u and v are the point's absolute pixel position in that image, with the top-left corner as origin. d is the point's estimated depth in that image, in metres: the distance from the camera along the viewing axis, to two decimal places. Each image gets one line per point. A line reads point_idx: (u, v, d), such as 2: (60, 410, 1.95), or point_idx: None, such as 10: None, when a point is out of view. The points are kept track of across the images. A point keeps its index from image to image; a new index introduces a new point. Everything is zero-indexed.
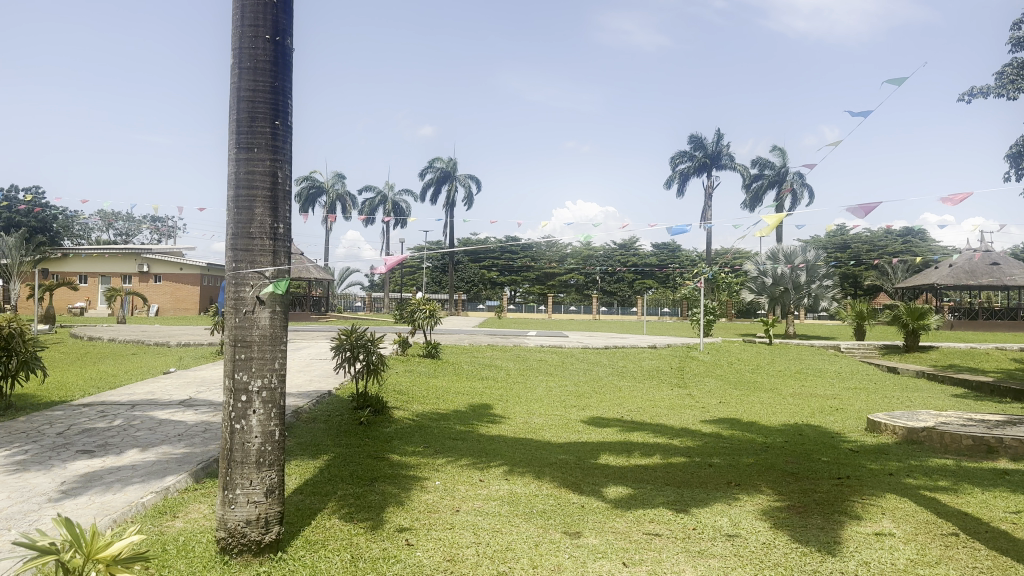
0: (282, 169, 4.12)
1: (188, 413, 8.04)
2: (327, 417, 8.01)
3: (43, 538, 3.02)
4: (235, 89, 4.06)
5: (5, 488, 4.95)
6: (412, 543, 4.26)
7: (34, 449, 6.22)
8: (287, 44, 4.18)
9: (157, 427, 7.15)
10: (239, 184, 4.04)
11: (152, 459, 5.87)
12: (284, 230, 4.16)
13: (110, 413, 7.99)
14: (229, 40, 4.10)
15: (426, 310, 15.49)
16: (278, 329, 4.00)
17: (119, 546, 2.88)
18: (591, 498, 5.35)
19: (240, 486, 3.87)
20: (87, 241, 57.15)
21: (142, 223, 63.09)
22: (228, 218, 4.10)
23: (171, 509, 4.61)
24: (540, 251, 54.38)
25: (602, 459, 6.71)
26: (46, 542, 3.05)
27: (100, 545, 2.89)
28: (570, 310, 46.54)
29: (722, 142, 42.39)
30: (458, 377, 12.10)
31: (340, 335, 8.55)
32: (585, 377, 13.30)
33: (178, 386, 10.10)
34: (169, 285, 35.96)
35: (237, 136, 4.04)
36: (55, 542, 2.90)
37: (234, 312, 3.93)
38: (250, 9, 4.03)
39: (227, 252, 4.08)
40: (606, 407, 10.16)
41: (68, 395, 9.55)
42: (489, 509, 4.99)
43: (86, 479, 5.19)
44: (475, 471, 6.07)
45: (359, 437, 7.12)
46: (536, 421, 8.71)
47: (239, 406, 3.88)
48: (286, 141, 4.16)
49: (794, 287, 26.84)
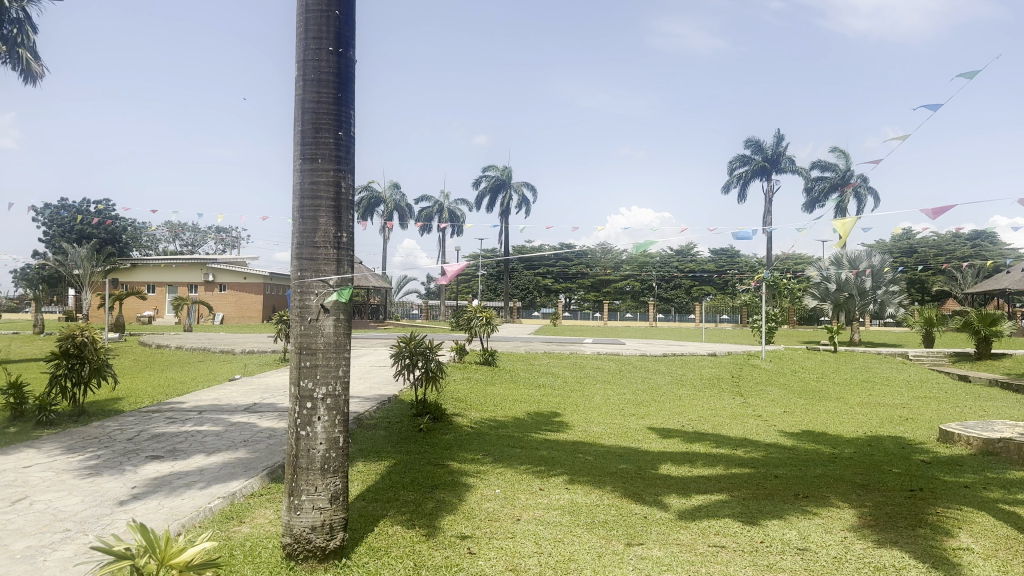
0: (346, 179, 4.16)
1: (254, 418, 8.24)
2: (388, 423, 8.10)
3: (118, 543, 3.08)
4: (300, 101, 4.12)
5: (80, 491, 5.15)
6: (474, 551, 4.25)
7: (106, 453, 6.45)
8: (350, 56, 4.22)
9: (224, 433, 7.33)
10: (303, 194, 4.10)
11: (218, 463, 6.03)
12: (348, 239, 4.20)
13: (180, 419, 8.24)
14: (294, 53, 4.17)
15: (482, 318, 15.52)
16: (342, 336, 4.04)
17: (192, 553, 2.92)
18: (654, 509, 5.26)
19: (306, 491, 3.91)
20: (156, 251, 59.38)
21: (207, 233, 65.22)
22: (293, 227, 4.16)
23: (237, 514, 4.70)
24: (594, 258, 54.13)
25: (663, 469, 6.60)
26: (124, 547, 3.13)
27: (173, 551, 2.93)
28: (626, 317, 46.20)
29: (782, 144, 41.50)
30: (516, 385, 12.12)
31: (400, 342, 8.64)
32: (643, 384, 13.18)
33: (243, 392, 10.35)
34: (232, 294, 36.92)
35: (302, 147, 4.11)
36: (130, 547, 2.95)
37: (299, 319, 3.99)
38: (313, 20, 4.09)
39: (292, 260, 4.15)
40: (665, 416, 9.99)
41: (139, 401, 9.90)
42: (550, 518, 4.95)
43: (155, 483, 5.34)
44: (536, 479, 6.02)
45: (419, 443, 7.18)
46: (595, 429, 8.66)
47: (304, 412, 3.93)
48: (349, 151, 4.20)
49: (859, 293, 26.03)
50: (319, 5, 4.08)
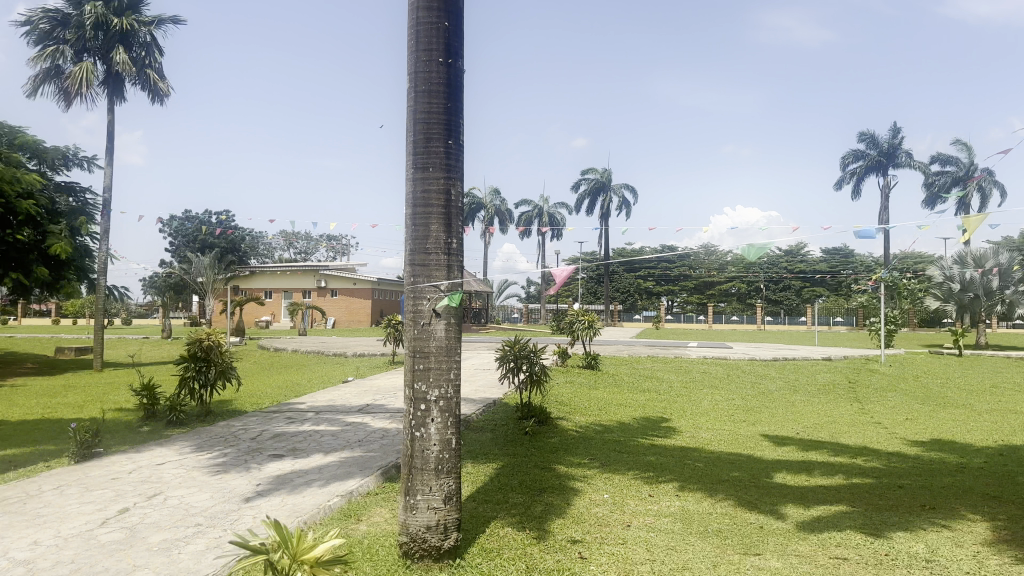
0: (455, 187, 4.25)
1: (367, 419, 8.52)
2: (494, 426, 8.20)
3: (252, 539, 3.24)
4: (412, 112, 4.24)
5: (210, 488, 5.47)
6: (586, 556, 4.23)
7: (232, 452, 6.83)
8: (459, 65, 4.30)
9: (339, 433, 7.61)
10: (416, 202, 4.21)
11: (334, 462, 6.27)
12: (458, 245, 4.28)
13: (298, 419, 8.62)
14: (406, 66, 4.29)
15: (584, 321, 15.47)
16: (453, 340, 4.12)
17: (321, 549, 3.05)
18: (770, 518, 5.09)
19: (421, 491, 4.00)
20: (271, 259, 62.54)
21: (318, 241, 68.10)
22: (406, 234, 4.28)
23: (355, 512, 4.86)
24: (697, 260, 53.00)
25: (777, 477, 6.38)
26: (256, 542, 3.30)
27: (305, 547, 3.07)
28: (731, 319, 44.99)
29: (898, 138, 39.37)
30: (621, 389, 12.01)
31: (504, 346, 8.74)
32: (753, 390, 12.79)
33: (355, 394, 10.73)
34: (343, 299, 38.36)
35: (414, 156, 4.22)
36: (264, 543, 3.11)
37: (412, 324, 4.10)
38: (424, 33, 4.20)
39: (405, 266, 4.27)
40: (777, 422, 9.65)
41: (261, 402, 10.43)
42: (661, 525, 4.87)
43: (277, 481, 5.61)
44: (645, 485, 5.95)
45: (526, 446, 7.22)
46: (704, 435, 8.46)
47: (419, 414, 4.03)
48: (458, 158, 4.28)
49: (987, 293, 24.35)
50: (429, 18, 4.19)
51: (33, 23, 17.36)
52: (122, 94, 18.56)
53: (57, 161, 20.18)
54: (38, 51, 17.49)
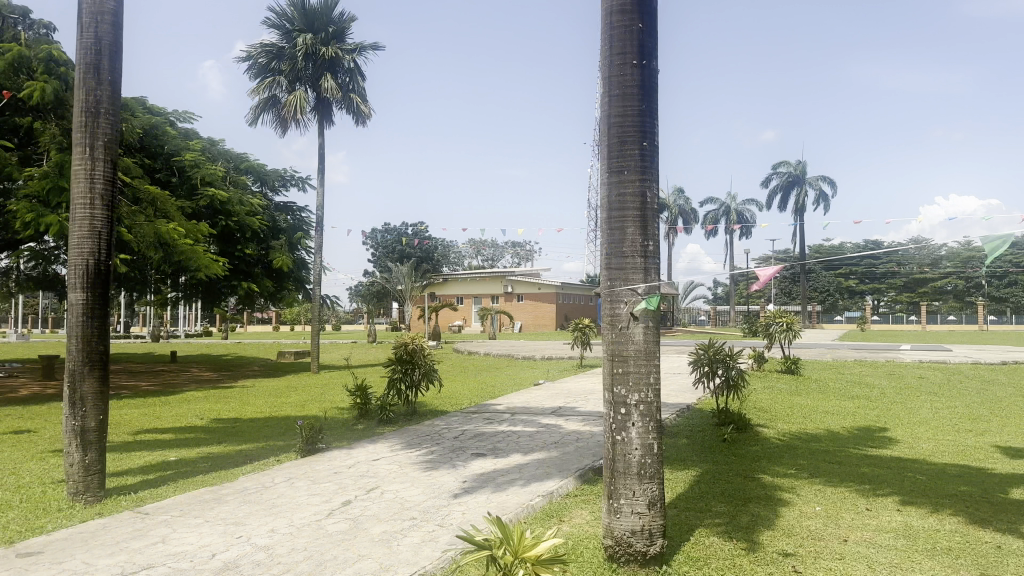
0: (651, 189, 4.21)
1: (562, 421, 8.65)
2: (691, 432, 8.01)
3: (475, 535, 3.41)
4: (607, 116, 4.28)
5: (421, 483, 5.83)
6: (801, 571, 4.01)
7: (438, 449, 7.22)
8: (653, 66, 4.27)
9: (536, 434, 7.79)
10: (612, 206, 4.23)
11: (533, 462, 6.43)
12: (655, 247, 4.24)
13: (496, 419, 8.94)
14: (600, 71, 4.34)
15: (782, 323, 14.69)
16: (653, 343, 4.09)
17: (541, 548, 3.14)
18: (1011, 539, 4.55)
19: (625, 495, 4.01)
20: (461, 266, 65.52)
21: (505, 248, 70.38)
22: (603, 238, 4.32)
23: (557, 513, 4.95)
24: (906, 255, 48.61)
25: (1018, 494, 5.68)
26: (479, 538, 3.46)
27: (525, 545, 3.18)
28: (948, 320, 40.80)
29: None
30: (826, 395, 11.28)
31: (698, 350, 8.53)
32: (982, 397, 11.50)
33: (549, 396, 10.94)
34: (530, 304, 39.31)
35: (609, 160, 4.25)
36: (486, 541, 3.26)
37: (611, 328, 4.13)
38: (618, 37, 4.22)
39: (603, 270, 4.31)
40: (1014, 434, 8.60)
41: (460, 403, 10.93)
42: (881, 541, 4.51)
43: (482, 479, 5.86)
44: (858, 498, 5.54)
45: (726, 454, 6.99)
46: (925, 446, 7.73)
47: (619, 418, 4.05)
48: (654, 160, 4.24)
49: None
50: (623, 21, 4.21)
51: (254, 57, 19.41)
52: (330, 117, 20.25)
53: (277, 183, 22.42)
54: (259, 83, 19.52)
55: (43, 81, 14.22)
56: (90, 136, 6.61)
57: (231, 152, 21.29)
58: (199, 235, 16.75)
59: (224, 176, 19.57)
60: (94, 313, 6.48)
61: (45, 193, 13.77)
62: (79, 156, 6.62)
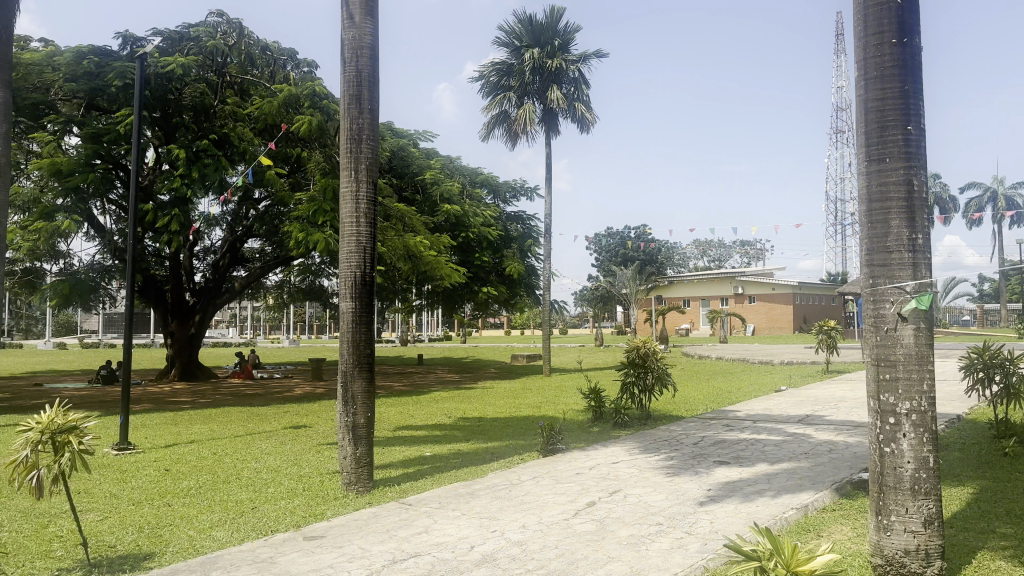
0: (919, 176, 3.86)
1: (810, 430, 8.12)
2: (966, 445, 7.14)
3: (740, 546, 3.31)
4: (863, 102, 4.00)
5: (664, 489, 5.78)
6: None
7: (678, 456, 7.11)
8: (916, 42, 3.93)
9: (783, 443, 7.37)
10: (873, 197, 3.94)
11: (781, 472, 6.11)
12: (925, 240, 3.87)
13: (736, 426, 8.61)
14: (854, 55, 4.08)
15: None
16: (924, 346, 3.73)
17: (815, 563, 2.98)
18: None
19: (896, 512, 3.69)
20: (687, 268, 64.25)
21: (733, 248, 67.85)
22: (863, 233, 4.04)
23: (814, 527, 4.64)
24: None
25: None
26: (745, 550, 3.35)
27: (797, 559, 3.03)
28: None
29: None
30: None
31: (972, 353, 7.61)
32: None
33: (793, 403, 10.33)
34: (763, 305, 37.52)
35: (868, 148, 3.97)
36: (755, 554, 3.14)
37: (875, 329, 3.84)
38: (874, 14, 3.94)
39: (863, 267, 4.02)
40: None
41: (696, 409, 10.68)
42: None
43: (727, 487, 5.67)
44: None
45: (1012, 470, 6.13)
46: None
47: (887, 428, 3.74)
48: (921, 144, 3.88)
49: None
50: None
51: (486, 76, 20.49)
52: (557, 127, 20.84)
53: (507, 195, 23.50)
54: (491, 100, 20.59)
55: (310, 115, 16.10)
56: (355, 161, 7.36)
57: (467, 168, 22.64)
58: (440, 246, 18.00)
59: (461, 191, 20.84)
60: (361, 320, 7.21)
61: (313, 214, 15.59)
62: (346, 179, 7.39)
